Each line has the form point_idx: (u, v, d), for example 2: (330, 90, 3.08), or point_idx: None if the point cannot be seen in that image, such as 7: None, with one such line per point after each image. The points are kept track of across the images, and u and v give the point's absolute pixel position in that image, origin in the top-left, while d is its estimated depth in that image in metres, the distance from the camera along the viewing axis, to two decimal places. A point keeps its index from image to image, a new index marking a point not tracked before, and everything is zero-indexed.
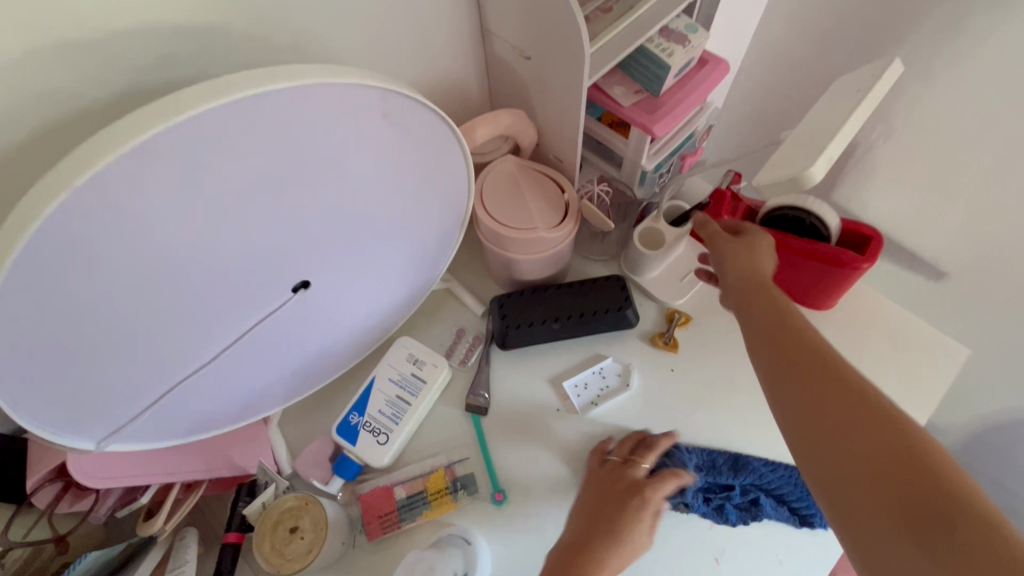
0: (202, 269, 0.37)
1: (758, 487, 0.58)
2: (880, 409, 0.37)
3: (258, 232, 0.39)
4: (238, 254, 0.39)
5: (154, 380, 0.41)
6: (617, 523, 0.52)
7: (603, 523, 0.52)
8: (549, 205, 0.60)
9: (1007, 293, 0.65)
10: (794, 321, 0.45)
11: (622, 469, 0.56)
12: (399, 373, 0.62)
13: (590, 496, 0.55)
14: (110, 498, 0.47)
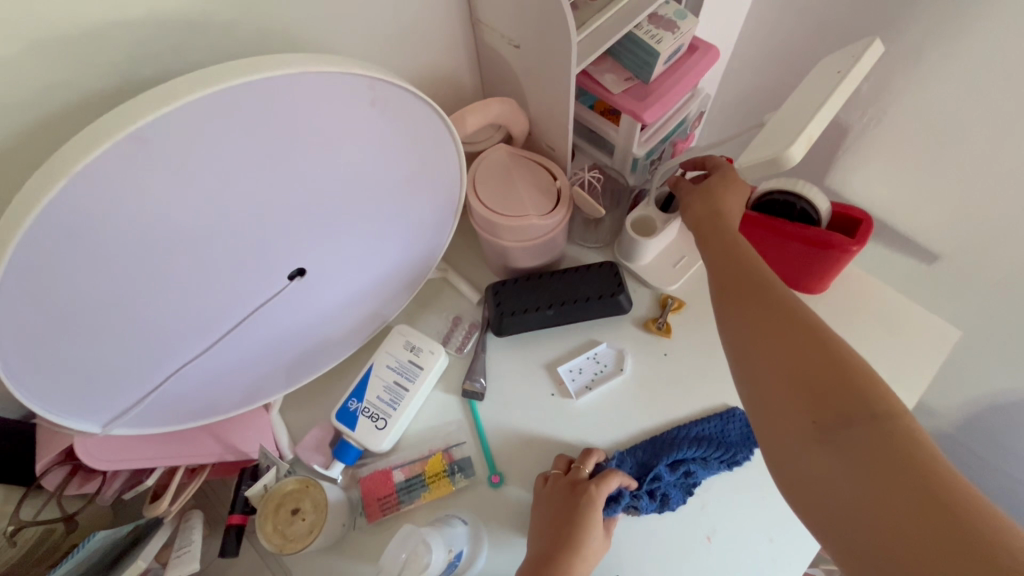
0: (198, 257, 0.39)
1: (684, 457, 0.59)
2: (807, 328, 0.41)
3: (254, 221, 0.40)
4: (233, 243, 0.40)
5: (154, 366, 0.43)
6: (573, 528, 0.53)
7: (561, 534, 0.53)
8: (541, 192, 0.61)
9: (999, 274, 0.65)
10: (740, 252, 0.48)
11: (563, 480, 0.56)
12: (397, 360, 0.63)
13: (542, 518, 0.55)
14: (117, 480, 0.49)
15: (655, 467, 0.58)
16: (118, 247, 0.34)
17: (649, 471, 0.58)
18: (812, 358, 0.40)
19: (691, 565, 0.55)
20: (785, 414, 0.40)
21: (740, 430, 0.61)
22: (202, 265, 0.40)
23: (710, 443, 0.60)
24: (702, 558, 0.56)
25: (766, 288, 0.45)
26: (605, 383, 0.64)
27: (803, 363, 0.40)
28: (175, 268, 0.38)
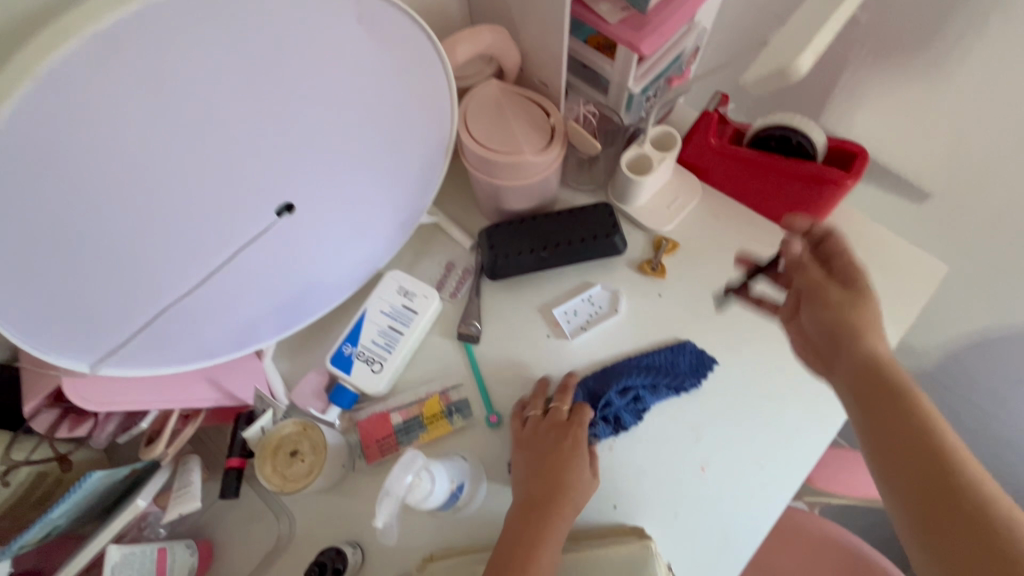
0: (180, 181, 0.37)
1: (634, 383, 0.60)
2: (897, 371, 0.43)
3: (235, 143, 0.38)
4: (214, 165, 0.38)
5: (143, 303, 0.41)
6: (557, 466, 0.54)
7: (546, 475, 0.53)
8: (535, 128, 0.59)
9: (987, 210, 0.65)
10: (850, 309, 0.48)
11: (544, 422, 0.57)
12: (390, 305, 0.62)
13: (525, 460, 0.56)
14: (110, 423, 0.47)
15: (605, 395, 0.59)
16: (95, 164, 0.32)
17: (599, 398, 0.59)
18: (920, 431, 0.40)
19: (685, 496, 0.57)
20: (891, 444, 0.41)
21: (733, 367, 0.62)
22: (184, 189, 0.38)
23: (659, 370, 0.61)
24: (695, 489, 0.57)
25: (866, 360, 0.45)
26: (600, 324, 0.64)
27: (900, 424, 0.41)
28: (154, 192, 0.36)
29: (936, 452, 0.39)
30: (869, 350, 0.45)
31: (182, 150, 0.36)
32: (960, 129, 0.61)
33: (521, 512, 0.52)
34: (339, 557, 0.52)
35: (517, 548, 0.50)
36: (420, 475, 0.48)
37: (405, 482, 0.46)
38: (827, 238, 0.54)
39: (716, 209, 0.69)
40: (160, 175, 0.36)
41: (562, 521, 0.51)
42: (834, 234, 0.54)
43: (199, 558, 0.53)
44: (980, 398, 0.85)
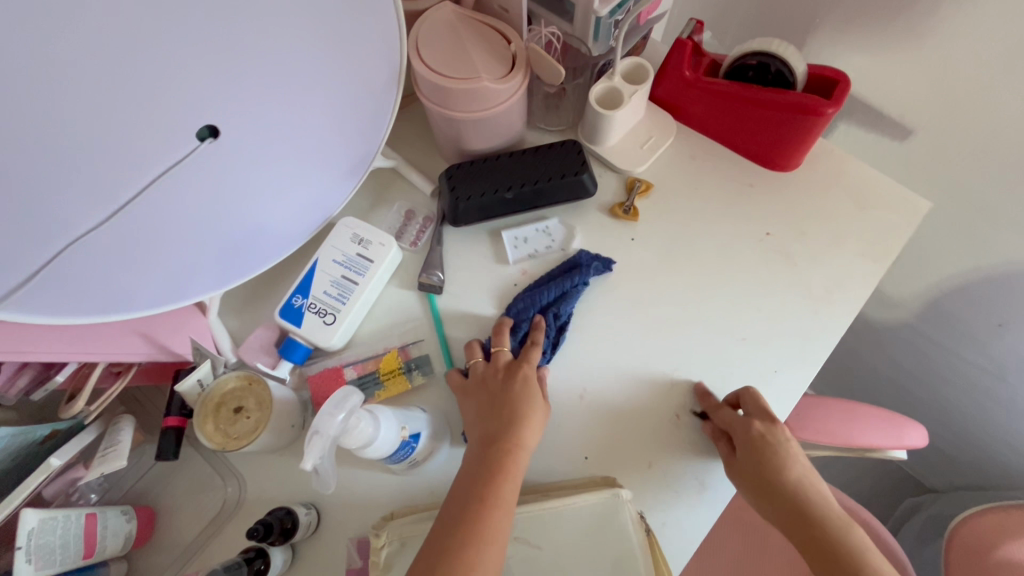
0: (61, 86, 0.34)
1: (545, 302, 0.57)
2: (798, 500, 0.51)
3: (123, 40, 0.34)
4: (103, 72, 0.35)
5: (39, 237, 0.37)
6: (514, 409, 0.50)
7: (504, 414, 0.50)
8: (494, 56, 0.54)
9: (968, 149, 0.62)
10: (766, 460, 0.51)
11: (493, 365, 0.53)
12: (344, 253, 0.58)
13: (479, 411, 0.51)
14: (21, 378, 0.43)
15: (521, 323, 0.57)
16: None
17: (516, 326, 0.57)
18: (830, 539, 0.49)
19: (660, 444, 0.54)
20: None
21: (708, 312, 0.58)
22: (70, 98, 0.34)
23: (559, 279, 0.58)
24: (671, 438, 0.54)
25: (789, 505, 0.50)
26: (550, 256, 0.61)
27: (819, 554, 0.49)
28: (29, 99, 0.33)
29: (837, 544, 0.49)
30: (792, 495, 0.51)
31: (61, 49, 0.32)
32: (942, 56, 0.57)
33: (476, 461, 0.48)
34: (289, 517, 0.48)
35: (467, 497, 0.45)
36: (356, 416, 0.43)
37: (337, 419, 0.41)
38: (738, 433, 0.51)
39: (692, 149, 0.65)
40: (31, 78, 0.32)
41: (518, 464, 0.48)
42: (739, 433, 0.51)
43: (138, 526, 0.49)
44: (957, 352, 0.83)
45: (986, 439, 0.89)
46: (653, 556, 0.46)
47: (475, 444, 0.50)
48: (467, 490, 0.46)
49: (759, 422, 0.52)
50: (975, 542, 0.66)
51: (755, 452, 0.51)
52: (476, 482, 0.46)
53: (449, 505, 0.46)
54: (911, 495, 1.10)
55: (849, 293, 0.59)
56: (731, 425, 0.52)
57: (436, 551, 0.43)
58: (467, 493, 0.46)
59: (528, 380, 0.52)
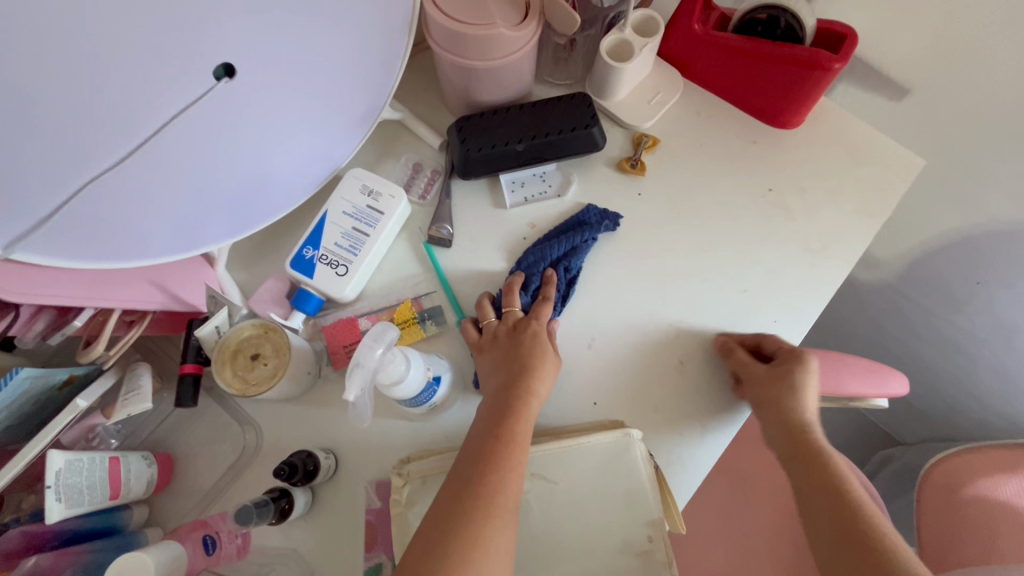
0: (77, 7, 0.32)
1: (556, 254, 0.58)
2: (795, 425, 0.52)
3: None
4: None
5: (55, 172, 0.36)
6: (528, 357, 0.52)
7: (517, 364, 0.51)
8: (508, 2, 0.53)
9: (963, 107, 0.63)
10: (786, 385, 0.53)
11: (504, 324, 0.54)
12: (354, 205, 0.57)
13: (493, 363, 0.53)
14: (39, 322, 0.43)
15: (534, 271, 0.58)
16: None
17: (529, 273, 0.58)
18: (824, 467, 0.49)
19: (667, 390, 0.56)
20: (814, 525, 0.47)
21: (710, 266, 0.60)
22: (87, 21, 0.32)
23: (571, 232, 0.59)
24: (678, 382, 0.57)
25: (790, 429, 0.52)
26: (544, 202, 0.62)
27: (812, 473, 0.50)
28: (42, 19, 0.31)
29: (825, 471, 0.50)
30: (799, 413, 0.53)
31: None
32: (946, 13, 0.57)
33: (490, 408, 0.50)
34: (311, 460, 0.49)
35: (495, 440, 0.46)
36: (390, 351, 0.44)
37: (375, 353, 0.42)
38: (783, 360, 0.54)
39: (697, 105, 0.66)
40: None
41: (531, 408, 0.50)
42: (786, 360, 0.54)
43: (158, 470, 0.50)
44: (937, 308, 0.86)
45: (957, 393, 0.95)
46: (659, 487, 0.49)
47: (489, 396, 0.51)
48: (480, 436, 0.47)
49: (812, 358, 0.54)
50: (947, 480, 0.70)
51: (775, 382, 0.53)
52: (491, 427, 0.48)
53: (470, 447, 0.47)
54: (882, 447, 1.17)
55: (844, 247, 0.61)
56: (789, 352, 0.55)
57: (458, 488, 0.44)
58: (482, 438, 0.47)
59: (541, 336, 0.54)
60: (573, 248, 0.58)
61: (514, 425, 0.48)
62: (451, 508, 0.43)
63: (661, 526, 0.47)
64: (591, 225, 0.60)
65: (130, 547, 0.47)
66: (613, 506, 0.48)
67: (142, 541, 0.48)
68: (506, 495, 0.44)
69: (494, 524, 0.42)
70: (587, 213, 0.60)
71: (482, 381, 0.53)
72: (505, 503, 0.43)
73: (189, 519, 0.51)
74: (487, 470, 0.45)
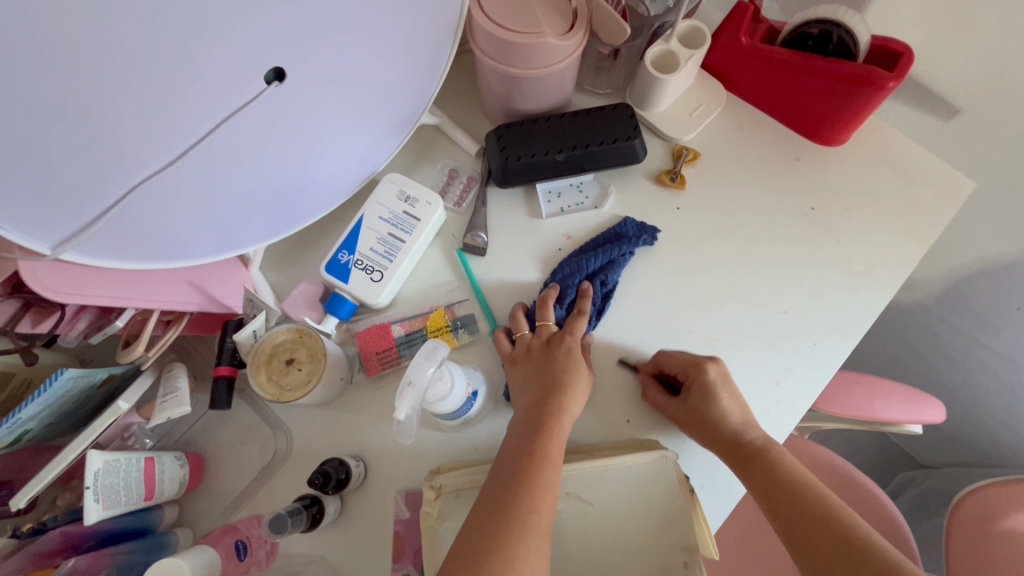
0: (137, 10, 0.31)
1: (592, 268, 0.57)
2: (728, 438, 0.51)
3: None
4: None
5: (106, 175, 0.35)
6: (561, 372, 0.51)
7: (550, 379, 0.51)
8: (556, 11, 0.52)
9: (1017, 129, 0.61)
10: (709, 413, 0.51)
11: (536, 339, 0.53)
12: (390, 211, 0.57)
13: (525, 377, 0.52)
14: (81, 321, 0.44)
15: (569, 284, 0.57)
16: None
17: (564, 286, 0.57)
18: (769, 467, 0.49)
19: None
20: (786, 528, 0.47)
21: (749, 286, 0.59)
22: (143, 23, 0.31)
23: (607, 245, 0.58)
24: None
25: (727, 438, 0.51)
26: (581, 213, 0.61)
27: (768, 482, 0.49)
28: (103, 24, 0.30)
29: (775, 475, 0.49)
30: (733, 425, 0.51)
31: None
32: (1005, 32, 0.55)
33: (521, 425, 0.49)
34: (343, 468, 0.49)
35: (528, 459, 0.46)
36: (440, 368, 0.44)
37: (428, 372, 0.42)
38: (690, 379, 0.52)
39: (739, 119, 0.65)
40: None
41: (563, 425, 0.49)
42: (695, 380, 0.52)
43: (190, 471, 0.50)
44: (975, 333, 0.84)
45: (989, 419, 0.92)
46: (695, 511, 0.48)
47: (520, 414, 0.50)
48: (511, 455, 0.47)
49: (711, 370, 0.52)
50: (979, 511, 0.68)
51: (696, 407, 0.52)
52: (519, 450, 0.47)
53: (502, 463, 0.47)
54: (905, 469, 1.14)
55: (889, 270, 0.59)
56: (684, 371, 0.53)
57: (491, 505, 0.44)
58: (512, 459, 0.46)
59: (575, 351, 0.53)
60: (610, 264, 0.57)
61: (548, 444, 0.47)
62: (486, 528, 0.42)
63: (697, 553, 0.46)
64: (626, 237, 0.59)
65: (162, 551, 0.47)
66: (647, 529, 0.47)
67: (172, 544, 0.48)
68: (541, 514, 0.43)
69: (528, 544, 0.42)
70: (623, 225, 0.59)
71: (514, 394, 0.53)
72: (538, 524, 0.43)
73: (218, 523, 0.51)
74: (518, 490, 0.44)
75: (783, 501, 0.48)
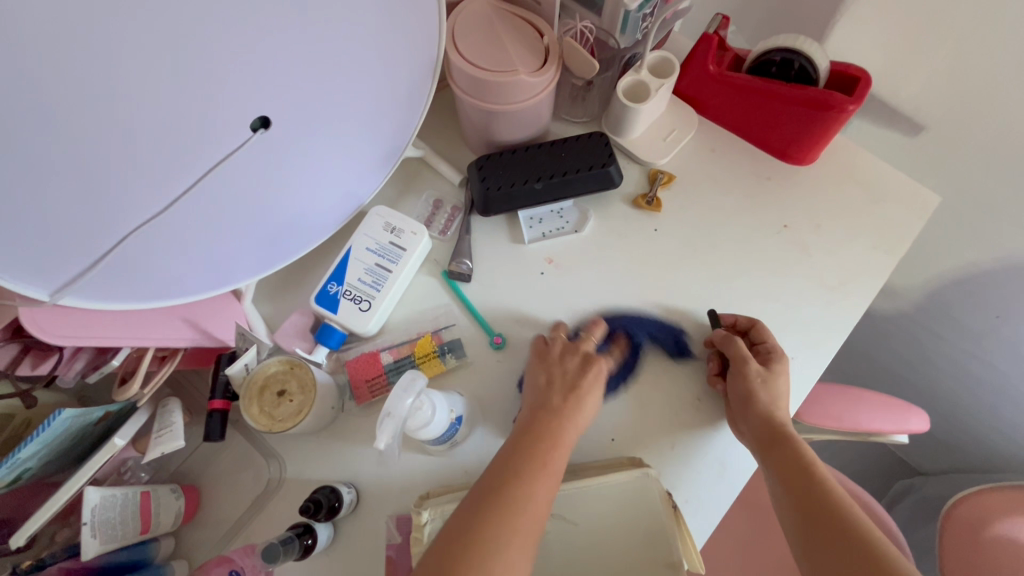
0: (125, 78, 0.33)
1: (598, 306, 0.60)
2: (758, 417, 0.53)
3: (177, 36, 0.34)
4: (159, 64, 0.34)
5: (98, 226, 0.38)
6: (580, 382, 0.53)
7: (563, 396, 0.52)
8: (528, 49, 0.55)
9: (978, 144, 0.64)
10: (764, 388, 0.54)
11: (561, 348, 0.56)
12: (376, 242, 0.59)
13: (537, 386, 0.54)
14: (78, 361, 0.46)
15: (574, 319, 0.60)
16: (21, 43, 0.29)
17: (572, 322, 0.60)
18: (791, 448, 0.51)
19: (686, 428, 0.56)
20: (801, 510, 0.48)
21: (726, 302, 0.61)
22: (131, 90, 0.34)
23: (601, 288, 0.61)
24: (694, 421, 0.57)
25: (763, 418, 0.53)
26: (562, 237, 0.63)
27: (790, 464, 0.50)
28: (92, 92, 0.33)
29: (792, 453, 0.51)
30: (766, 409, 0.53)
31: (121, 42, 0.32)
32: (955, 56, 0.58)
33: (524, 430, 0.50)
34: (334, 496, 0.50)
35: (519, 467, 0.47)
36: (419, 398, 0.46)
37: (406, 403, 0.44)
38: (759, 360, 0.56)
39: (711, 142, 0.67)
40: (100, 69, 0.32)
41: (563, 442, 0.50)
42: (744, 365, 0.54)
43: (187, 503, 0.52)
44: (958, 337, 0.85)
45: (978, 424, 0.93)
46: (678, 526, 0.48)
47: (524, 423, 0.51)
48: (503, 461, 0.48)
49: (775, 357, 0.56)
50: (971, 519, 0.69)
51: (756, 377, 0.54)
52: (512, 460, 0.48)
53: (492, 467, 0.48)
54: (901, 477, 1.14)
55: (862, 284, 0.61)
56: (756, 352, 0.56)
57: (476, 506, 0.45)
58: (504, 466, 0.47)
59: (596, 374, 0.54)
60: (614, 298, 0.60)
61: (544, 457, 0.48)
62: (467, 528, 0.43)
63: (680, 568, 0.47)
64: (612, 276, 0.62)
65: None
66: (631, 542, 0.48)
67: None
68: (523, 520, 0.44)
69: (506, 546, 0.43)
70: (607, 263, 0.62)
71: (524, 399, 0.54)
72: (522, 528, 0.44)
73: (214, 553, 0.52)
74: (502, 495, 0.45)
75: (799, 484, 0.50)
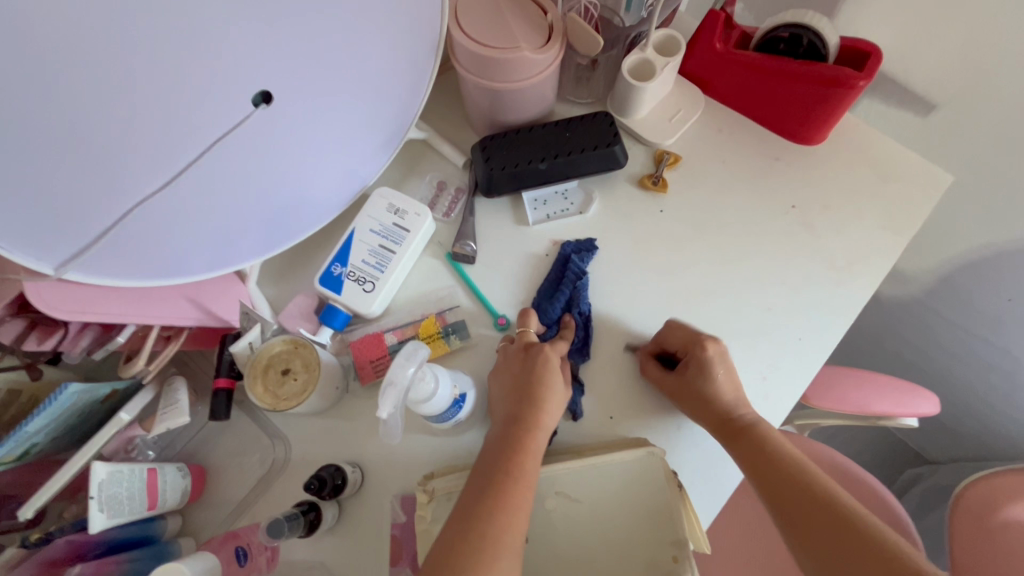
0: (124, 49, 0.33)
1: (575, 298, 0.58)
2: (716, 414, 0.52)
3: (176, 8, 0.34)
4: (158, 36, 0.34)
5: (99, 201, 0.37)
6: (535, 374, 0.51)
7: (523, 394, 0.51)
8: (531, 26, 0.54)
9: (992, 122, 0.62)
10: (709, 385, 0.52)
11: (512, 349, 0.54)
12: (380, 223, 0.59)
13: (501, 390, 0.53)
14: (84, 338, 0.46)
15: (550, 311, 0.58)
16: (20, 9, 0.29)
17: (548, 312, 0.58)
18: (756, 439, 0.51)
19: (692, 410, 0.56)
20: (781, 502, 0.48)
21: (733, 283, 0.60)
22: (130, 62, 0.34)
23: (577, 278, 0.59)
24: None
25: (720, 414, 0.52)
26: (567, 219, 0.63)
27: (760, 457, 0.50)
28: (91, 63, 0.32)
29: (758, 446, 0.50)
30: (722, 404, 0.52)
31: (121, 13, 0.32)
32: (970, 31, 0.57)
33: (500, 435, 0.49)
34: (339, 474, 0.50)
35: (496, 468, 0.47)
36: (421, 370, 0.45)
37: (409, 374, 0.43)
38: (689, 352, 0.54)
39: (718, 122, 0.66)
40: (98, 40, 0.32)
41: (537, 442, 0.49)
42: (692, 355, 0.53)
43: (192, 481, 0.52)
44: (970, 323, 0.84)
45: (990, 411, 0.92)
46: (683, 504, 0.48)
47: (497, 434, 0.50)
48: (484, 475, 0.47)
49: (709, 343, 0.53)
50: (982, 504, 0.68)
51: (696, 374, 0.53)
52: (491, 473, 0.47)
53: (479, 471, 0.48)
54: (911, 465, 1.13)
55: (872, 264, 0.60)
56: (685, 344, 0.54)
57: (464, 524, 0.44)
58: (484, 481, 0.46)
59: (551, 361, 0.52)
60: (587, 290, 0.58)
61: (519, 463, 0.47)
62: (457, 548, 0.43)
63: (685, 547, 0.47)
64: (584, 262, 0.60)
65: (165, 558, 0.49)
66: (637, 520, 0.48)
67: (175, 552, 0.50)
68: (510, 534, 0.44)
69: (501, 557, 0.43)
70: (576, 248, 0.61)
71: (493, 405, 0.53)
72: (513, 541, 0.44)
73: (219, 531, 0.52)
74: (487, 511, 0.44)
75: (771, 474, 0.49)
